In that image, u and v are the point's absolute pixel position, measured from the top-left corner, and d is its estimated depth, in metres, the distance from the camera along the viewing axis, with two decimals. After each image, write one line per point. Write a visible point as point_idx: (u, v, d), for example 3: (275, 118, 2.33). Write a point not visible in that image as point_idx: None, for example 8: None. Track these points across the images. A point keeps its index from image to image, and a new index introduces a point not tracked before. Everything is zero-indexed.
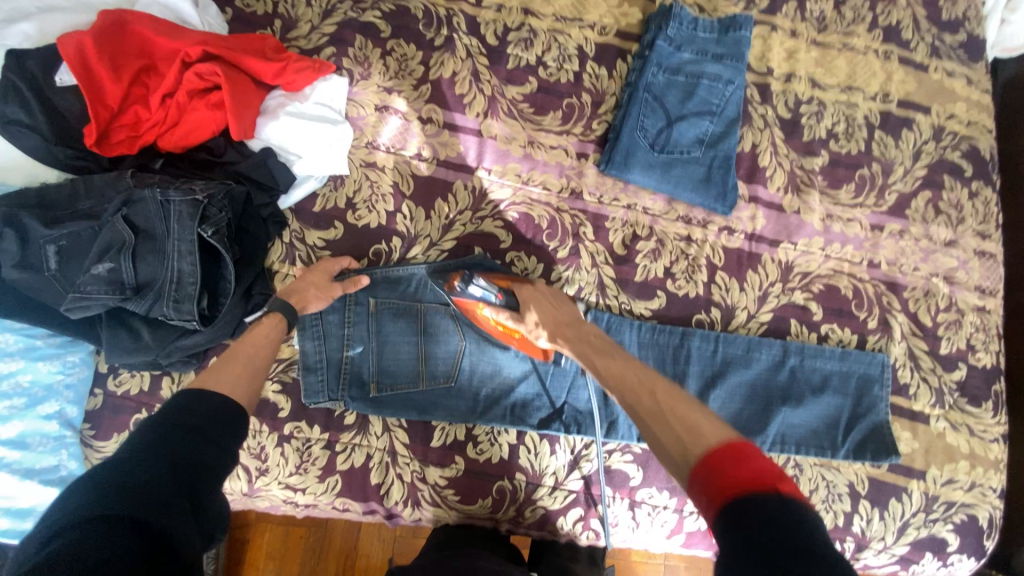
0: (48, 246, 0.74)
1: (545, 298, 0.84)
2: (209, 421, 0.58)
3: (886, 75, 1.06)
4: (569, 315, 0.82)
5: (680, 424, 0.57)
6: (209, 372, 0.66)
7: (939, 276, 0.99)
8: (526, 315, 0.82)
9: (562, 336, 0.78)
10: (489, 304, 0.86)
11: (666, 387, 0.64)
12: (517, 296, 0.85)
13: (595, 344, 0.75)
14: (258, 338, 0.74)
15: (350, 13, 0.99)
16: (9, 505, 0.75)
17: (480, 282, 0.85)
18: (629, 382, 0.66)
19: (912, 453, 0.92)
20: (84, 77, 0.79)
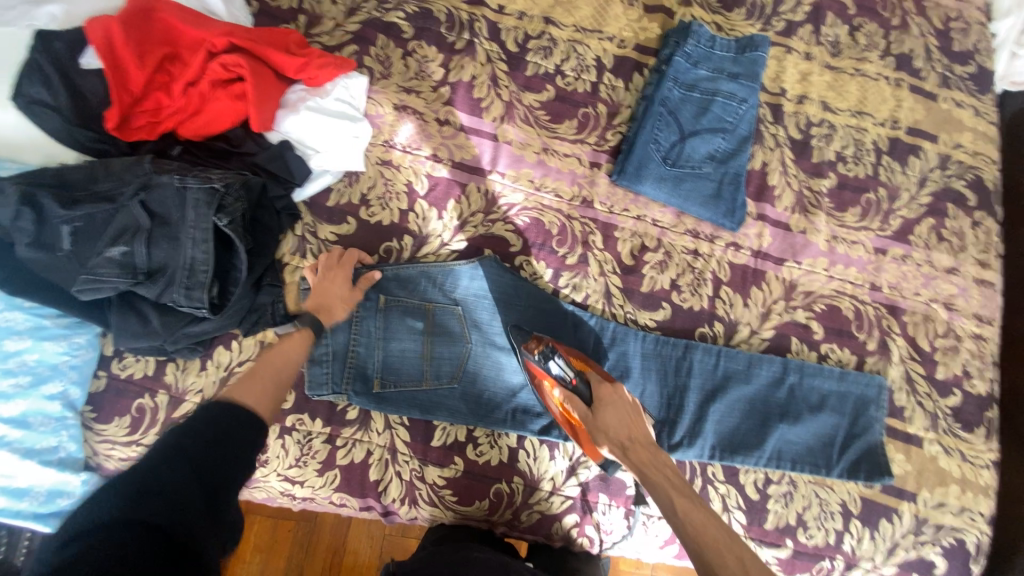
0: (63, 227, 0.75)
1: (624, 404, 0.83)
2: (233, 427, 0.61)
3: (896, 102, 1.08)
4: (644, 432, 0.82)
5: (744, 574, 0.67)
6: (237, 380, 0.70)
7: (939, 302, 1.01)
8: (600, 414, 0.82)
9: (633, 455, 0.80)
10: (561, 383, 0.84)
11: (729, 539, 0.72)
12: (592, 391, 0.84)
13: (661, 471, 0.78)
14: (286, 349, 0.78)
15: (374, 12, 1.00)
16: (8, 484, 0.76)
17: (562, 362, 0.84)
18: (694, 526, 0.73)
19: (905, 475, 0.93)
20: (109, 61, 0.80)
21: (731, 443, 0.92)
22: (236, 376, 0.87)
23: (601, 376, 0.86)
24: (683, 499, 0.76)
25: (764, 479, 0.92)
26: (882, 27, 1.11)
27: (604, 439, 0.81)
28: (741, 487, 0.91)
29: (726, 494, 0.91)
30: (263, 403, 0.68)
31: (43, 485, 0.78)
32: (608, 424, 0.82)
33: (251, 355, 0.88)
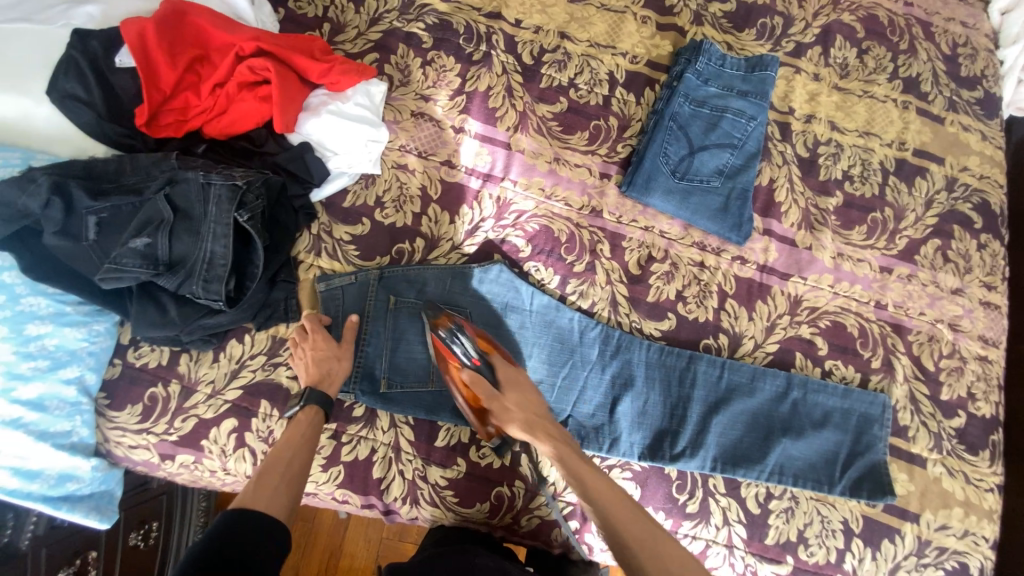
0: (88, 217, 0.77)
1: (525, 386, 0.87)
2: (250, 542, 0.62)
3: (903, 124, 1.10)
4: (543, 409, 0.86)
5: (665, 553, 0.70)
6: (251, 484, 0.71)
7: (944, 322, 1.01)
8: (503, 394, 0.84)
9: (539, 432, 0.82)
10: (464, 363, 0.86)
11: (643, 517, 0.75)
12: (494, 369, 0.86)
13: (570, 455, 0.80)
14: (299, 436, 0.80)
15: (396, 23, 1.04)
16: (20, 465, 0.76)
17: (465, 339, 0.87)
18: (610, 510, 0.75)
19: (908, 495, 0.93)
20: (143, 62, 0.84)
21: (733, 456, 0.92)
22: (246, 369, 0.88)
23: (501, 355, 0.89)
24: (591, 478, 0.78)
25: (765, 494, 0.92)
26: (890, 51, 1.13)
27: (512, 420, 0.83)
28: (742, 500, 0.91)
29: (727, 507, 0.91)
30: (274, 503, 0.69)
31: (54, 468, 0.79)
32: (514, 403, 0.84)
33: (262, 350, 0.90)
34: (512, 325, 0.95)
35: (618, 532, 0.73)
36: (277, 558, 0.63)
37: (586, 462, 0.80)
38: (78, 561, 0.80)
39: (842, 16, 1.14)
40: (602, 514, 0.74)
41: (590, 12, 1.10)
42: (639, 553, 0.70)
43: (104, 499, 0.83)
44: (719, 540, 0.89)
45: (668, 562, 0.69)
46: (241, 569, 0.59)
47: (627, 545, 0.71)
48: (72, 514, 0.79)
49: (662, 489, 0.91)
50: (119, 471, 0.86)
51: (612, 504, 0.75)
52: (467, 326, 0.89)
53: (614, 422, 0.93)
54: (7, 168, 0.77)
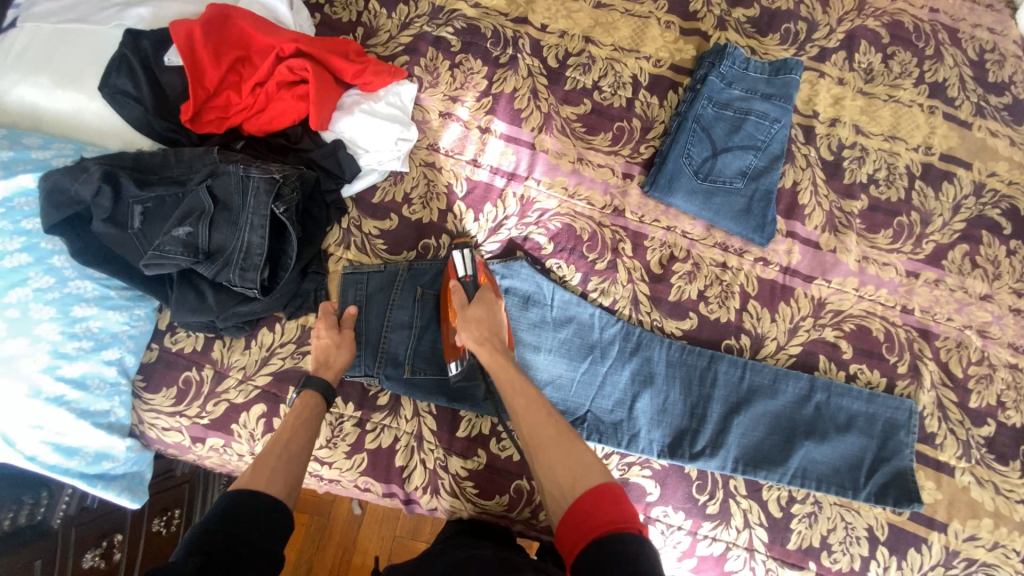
0: (135, 207, 0.82)
1: (497, 311, 0.90)
2: (248, 524, 0.66)
3: (930, 129, 1.09)
4: (500, 333, 0.88)
5: (574, 459, 0.73)
6: (250, 467, 0.74)
7: (972, 328, 1.00)
8: (473, 309, 0.88)
9: (488, 345, 0.85)
10: (457, 276, 0.93)
11: (565, 429, 0.78)
12: (477, 289, 0.91)
13: (509, 371, 0.84)
14: (299, 417, 0.82)
15: (426, 27, 1.08)
16: (60, 442, 0.78)
17: (466, 257, 0.94)
18: (533, 419, 0.78)
19: (935, 504, 0.91)
20: (189, 61, 0.88)
21: (754, 457, 0.92)
22: (276, 357, 0.91)
23: (491, 284, 0.93)
24: (524, 389, 0.82)
25: (787, 497, 0.91)
26: (916, 56, 1.13)
27: (468, 330, 0.86)
28: (763, 503, 0.90)
29: (748, 509, 0.90)
30: (274, 486, 0.72)
31: (91, 446, 0.81)
32: (475, 318, 0.87)
33: (291, 338, 0.92)
34: (534, 314, 0.97)
35: (538, 438, 0.76)
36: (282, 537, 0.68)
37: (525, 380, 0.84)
38: (105, 543, 0.83)
39: (867, 22, 1.15)
40: (525, 422, 0.78)
41: (614, 17, 1.12)
42: (553, 456, 0.74)
43: (135, 479, 0.86)
44: (739, 543, 0.89)
45: (575, 467, 0.72)
46: (247, 548, 0.63)
47: (542, 448, 0.75)
48: (107, 492, 0.82)
49: (682, 487, 0.91)
50: (150, 454, 0.90)
51: (537, 415, 0.79)
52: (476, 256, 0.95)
53: (633, 418, 0.93)
54: (61, 157, 0.82)
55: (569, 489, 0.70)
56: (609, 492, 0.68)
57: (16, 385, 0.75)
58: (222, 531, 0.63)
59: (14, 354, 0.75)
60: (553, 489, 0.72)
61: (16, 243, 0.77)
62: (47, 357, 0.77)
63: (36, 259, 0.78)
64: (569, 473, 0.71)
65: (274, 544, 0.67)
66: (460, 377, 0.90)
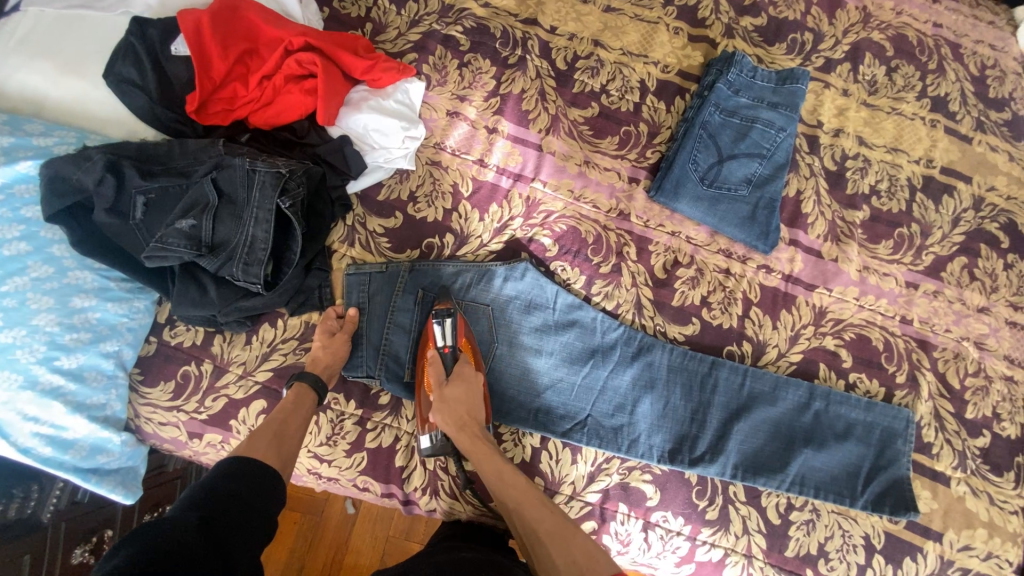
0: (138, 197, 0.81)
1: (476, 386, 0.88)
2: (248, 486, 0.70)
3: (931, 142, 1.11)
4: (479, 413, 0.86)
5: (576, 552, 0.74)
6: (246, 437, 0.77)
7: (970, 340, 1.01)
8: (451, 386, 0.86)
9: (467, 431, 0.83)
10: (434, 345, 0.90)
11: (559, 516, 0.78)
12: (456, 365, 0.89)
13: (493, 457, 0.82)
14: (292, 399, 0.83)
15: (435, 26, 1.08)
16: (56, 434, 0.76)
17: (447, 326, 0.90)
18: (528, 509, 0.78)
19: (931, 513, 0.92)
20: (197, 52, 0.87)
21: (754, 464, 0.92)
22: (278, 353, 0.91)
23: (470, 357, 0.91)
24: (512, 478, 0.81)
25: (786, 504, 0.91)
26: (919, 70, 1.15)
27: (444, 416, 0.83)
28: (762, 510, 0.91)
29: (747, 516, 0.90)
30: (272, 456, 0.75)
31: (86, 440, 0.79)
32: (453, 401, 0.84)
33: (294, 335, 0.92)
34: (533, 319, 0.97)
35: (537, 532, 0.76)
36: (276, 503, 0.72)
37: (510, 463, 0.83)
38: (95, 538, 0.84)
39: (872, 34, 1.16)
40: (519, 513, 0.78)
41: (623, 21, 1.12)
42: (551, 550, 0.74)
43: (130, 474, 0.84)
44: (738, 549, 0.89)
45: (576, 560, 0.73)
46: (247, 509, 0.67)
47: (542, 541, 0.76)
48: (100, 487, 0.80)
49: (683, 493, 0.91)
50: (145, 449, 0.87)
51: (528, 502, 0.79)
52: (457, 322, 0.91)
53: (634, 423, 0.93)
54: (63, 146, 0.80)
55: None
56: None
57: (13, 376, 0.74)
58: (222, 491, 0.67)
59: (10, 344, 0.74)
60: None
61: (16, 232, 0.76)
62: (44, 349, 0.76)
63: (35, 248, 0.77)
64: (572, 568, 0.72)
65: (269, 507, 0.71)
66: (431, 452, 0.87)
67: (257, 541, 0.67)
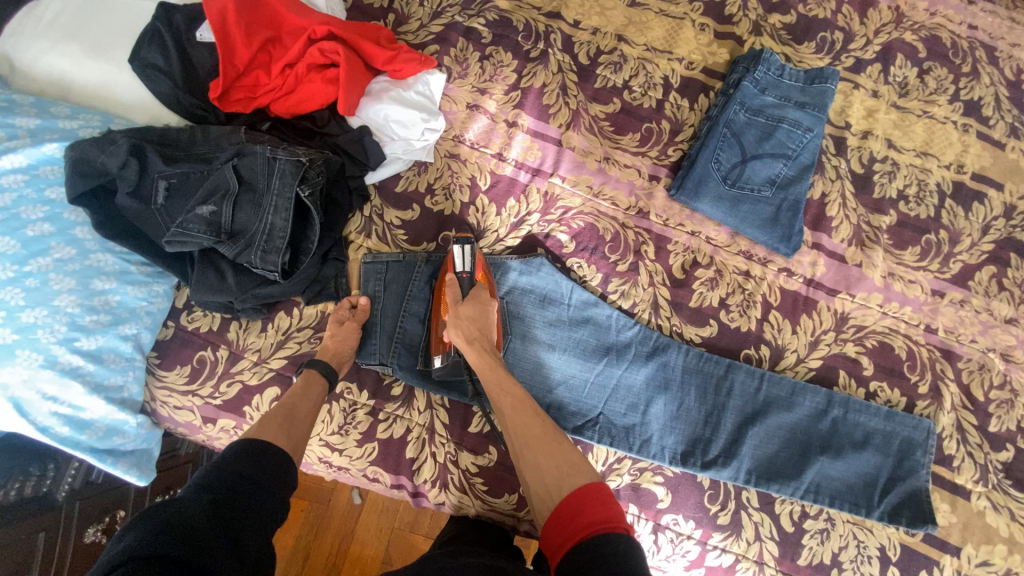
0: (159, 181, 0.81)
1: (491, 311, 0.87)
2: (260, 469, 0.69)
3: (963, 147, 1.08)
4: (489, 332, 0.86)
5: (562, 460, 0.73)
6: (257, 422, 0.77)
7: (996, 351, 0.98)
8: (466, 306, 0.85)
9: (475, 342, 0.82)
10: (453, 270, 0.90)
11: (553, 430, 0.77)
12: (473, 288, 0.89)
13: (496, 369, 0.82)
14: (298, 388, 0.83)
15: (457, 17, 1.07)
16: (73, 414, 0.77)
17: (467, 251, 0.90)
18: (521, 418, 0.78)
19: (949, 527, 0.90)
20: (221, 39, 0.87)
21: (768, 470, 0.91)
22: (293, 340, 0.91)
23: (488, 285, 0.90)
24: (512, 389, 0.81)
25: (800, 512, 0.90)
26: (952, 72, 1.12)
27: (456, 327, 0.83)
28: (775, 517, 0.89)
29: (760, 522, 0.89)
30: (282, 439, 0.75)
31: (103, 421, 0.80)
32: (466, 317, 0.84)
33: (310, 323, 0.92)
34: (547, 313, 0.96)
35: (525, 438, 0.76)
36: (290, 484, 0.72)
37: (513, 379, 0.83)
38: (108, 519, 0.85)
39: (905, 35, 1.13)
40: (512, 421, 0.78)
41: (648, 16, 1.11)
42: (538, 454, 0.74)
43: (144, 456, 0.85)
44: (749, 555, 0.87)
45: (561, 467, 0.72)
46: (261, 491, 0.67)
47: (529, 447, 0.75)
48: (115, 468, 0.81)
49: (694, 496, 0.90)
50: (159, 431, 0.88)
51: (523, 413, 0.78)
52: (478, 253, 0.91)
53: (646, 423, 0.92)
54: (88, 129, 0.81)
55: (557, 488, 0.70)
56: (597, 491, 0.68)
57: (33, 355, 0.75)
58: (234, 473, 0.66)
59: (32, 324, 0.75)
60: (539, 488, 0.71)
61: (40, 212, 0.77)
62: (65, 329, 0.76)
63: (59, 229, 0.78)
64: (555, 473, 0.71)
65: (282, 488, 0.71)
66: (442, 372, 0.88)
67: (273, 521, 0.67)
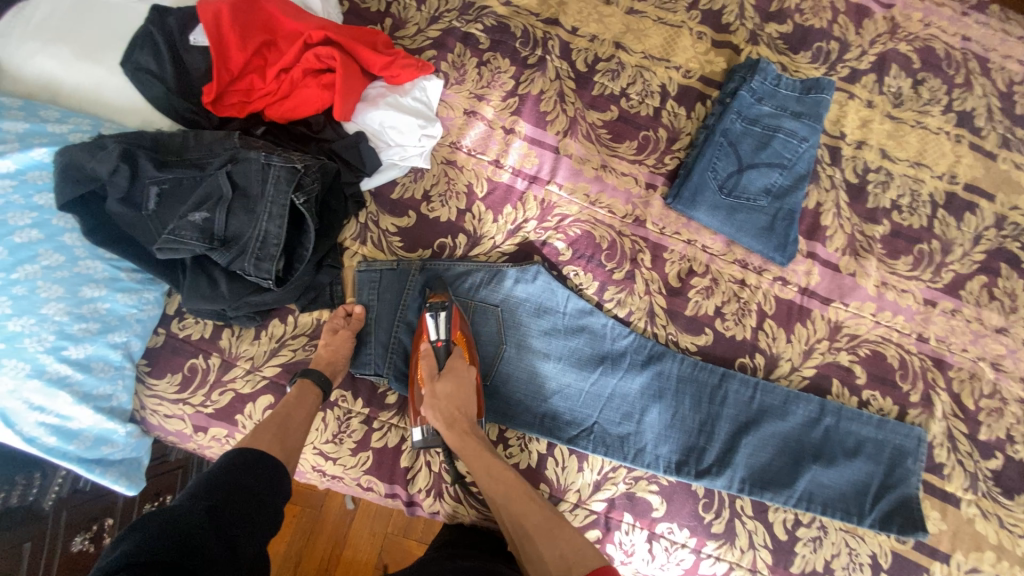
0: (151, 188, 0.80)
1: (468, 382, 0.86)
2: (256, 478, 0.69)
3: (955, 158, 1.09)
4: (469, 409, 0.85)
5: (565, 546, 0.74)
6: (251, 431, 0.76)
7: (986, 361, 0.99)
8: (442, 382, 0.84)
9: (457, 427, 0.82)
10: (428, 338, 0.88)
11: (550, 512, 0.78)
12: (449, 359, 0.88)
13: (482, 452, 0.82)
14: (292, 400, 0.82)
15: (455, 22, 1.06)
16: (61, 424, 0.76)
17: (441, 319, 0.88)
18: (517, 506, 0.78)
19: (939, 534, 0.90)
20: (215, 43, 0.86)
21: (761, 478, 0.91)
22: (287, 348, 0.90)
23: (464, 352, 0.89)
24: (502, 474, 0.80)
25: (793, 520, 0.90)
26: (945, 83, 1.13)
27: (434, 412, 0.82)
28: (769, 525, 0.90)
29: (753, 530, 0.89)
30: (277, 448, 0.75)
31: (91, 430, 0.79)
32: (444, 396, 0.83)
33: (305, 331, 0.92)
34: (542, 323, 0.95)
35: (524, 528, 0.76)
36: (284, 496, 0.72)
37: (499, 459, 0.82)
38: (95, 527, 0.84)
39: (899, 46, 1.14)
40: (508, 510, 0.78)
41: (646, 24, 1.11)
42: (539, 545, 0.75)
43: (133, 466, 0.84)
44: (742, 564, 0.88)
45: (566, 555, 0.73)
46: (255, 501, 0.67)
47: (530, 538, 0.75)
48: (103, 478, 0.79)
49: (688, 505, 0.90)
50: (149, 440, 0.87)
51: (518, 500, 0.78)
52: (452, 314, 0.90)
53: (641, 431, 0.93)
54: (78, 133, 0.80)
55: None
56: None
57: (20, 365, 0.73)
58: (229, 482, 0.66)
59: (18, 333, 0.73)
60: None
61: (27, 219, 0.75)
62: (53, 338, 0.75)
63: (47, 236, 0.76)
64: (561, 563, 0.73)
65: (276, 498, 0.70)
66: (422, 445, 0.87)
67: (267, 531, 0.66)
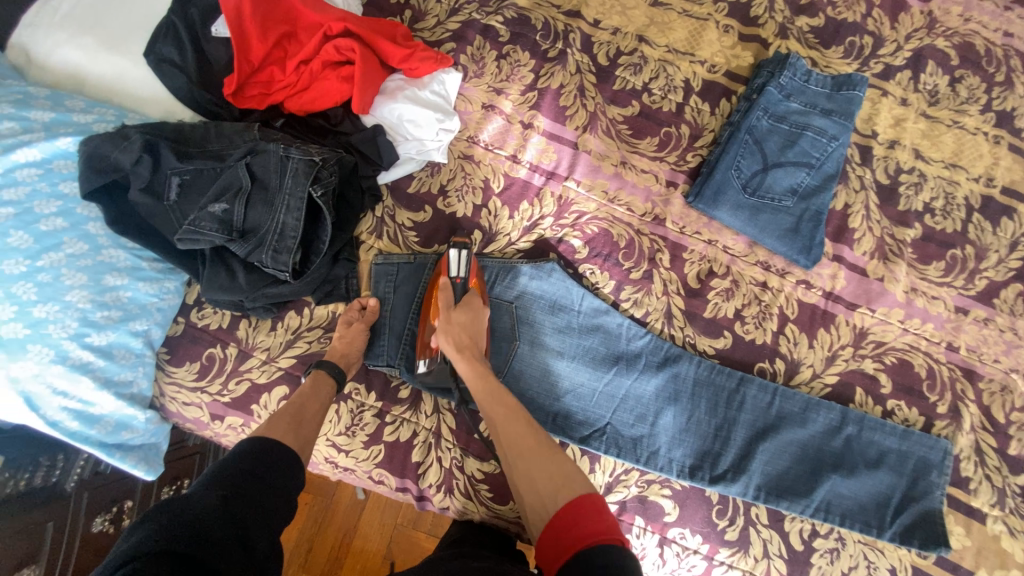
0: (172, 178, 0.81)
1: (483, 318, 0.87)
2: (269, 468, 0.69)
3: (993, 159, 1.04)
4: (479, 340, 0.86)
5: (555, 469, 0.73)
6: (266, 420, 0.77)
7: (1019, 372, 0.95)
8: (457, 313, 0.85)
9: (465, 351, 0.83)
10: (447, 274, 0.90)
11: (544, 439, 0.77)
12: (466, 295, 0.89)
13: (488, 377, 0.82)
14: (304, 392, 0.82)
15: (475, 14, 1.04)
16: (84, 409, 0.78)
17: (462, 257, 0.90)
18: (513, 430, 0.77)
19: (963, 551, 0.87)
20: (237, 34, 0.86)
21: (778, 487, 0.89)
22: (302, 339, 0.91)
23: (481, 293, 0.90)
24: (505, 398, 0.80)
25: (809, 530, 0.88)
26: (985, 81, 1.07)
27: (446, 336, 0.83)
28: (785, 534, 0.88)
29: (768, 539, 0.88)
30: (290, 438, 0.75)
31: (112, 416, 0.80)
32: (458, 325, 0.84)
33: (320, 323, 0.92)
34: (555, 320, 0.94)
35: (517, 449, 0.76)
36: (297, 486, 0.72)
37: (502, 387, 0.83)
38: (115, 509, 0.86)
39: (937, 41, 1.09)
40: (504, 433, 0.78)
41: (671, 17, 1.08)
42: (530, 464, 0.74)
43: (152, 451, 0.85)
44: (756, 572, 0.86)
45: (554, 479, 0.72)
46: (269, 490, 0.67)
47: (521, 458, 0.75)
48: (124, 462, 0.81)
49: (702, 511, 0.88)
50: (168, 426, 0.88)
51: (514, 423, 0.78)
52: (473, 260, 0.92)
53: (654, 435, 0.91)
54: (102, 123, 0.81)
55: (550, 501, 0.70)
56: (591, 501, 0.69)
57: (45, 350, 0.75)
58: (243, 471, 0.66)
59: (43, 319, 0.75)
60: (534, 500, 0.72)
61: (53, 207, 0.77)
62: (76, 325, 0.76)
63: (71, 224, 0.78)
64: (549, 485, 0.72)
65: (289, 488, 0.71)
66: (427, 376, 0.88)
67: (280, 520, 0.67)
